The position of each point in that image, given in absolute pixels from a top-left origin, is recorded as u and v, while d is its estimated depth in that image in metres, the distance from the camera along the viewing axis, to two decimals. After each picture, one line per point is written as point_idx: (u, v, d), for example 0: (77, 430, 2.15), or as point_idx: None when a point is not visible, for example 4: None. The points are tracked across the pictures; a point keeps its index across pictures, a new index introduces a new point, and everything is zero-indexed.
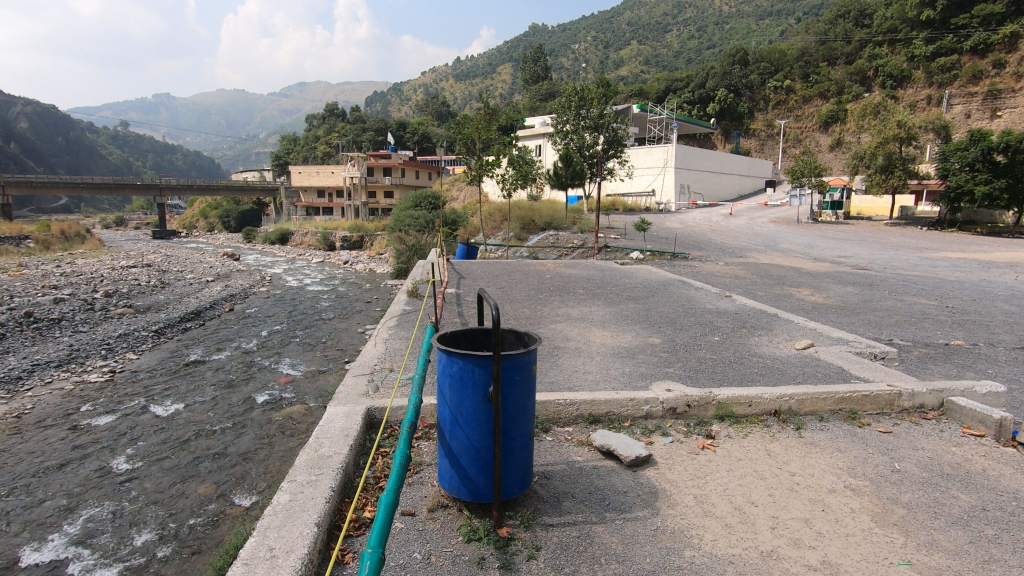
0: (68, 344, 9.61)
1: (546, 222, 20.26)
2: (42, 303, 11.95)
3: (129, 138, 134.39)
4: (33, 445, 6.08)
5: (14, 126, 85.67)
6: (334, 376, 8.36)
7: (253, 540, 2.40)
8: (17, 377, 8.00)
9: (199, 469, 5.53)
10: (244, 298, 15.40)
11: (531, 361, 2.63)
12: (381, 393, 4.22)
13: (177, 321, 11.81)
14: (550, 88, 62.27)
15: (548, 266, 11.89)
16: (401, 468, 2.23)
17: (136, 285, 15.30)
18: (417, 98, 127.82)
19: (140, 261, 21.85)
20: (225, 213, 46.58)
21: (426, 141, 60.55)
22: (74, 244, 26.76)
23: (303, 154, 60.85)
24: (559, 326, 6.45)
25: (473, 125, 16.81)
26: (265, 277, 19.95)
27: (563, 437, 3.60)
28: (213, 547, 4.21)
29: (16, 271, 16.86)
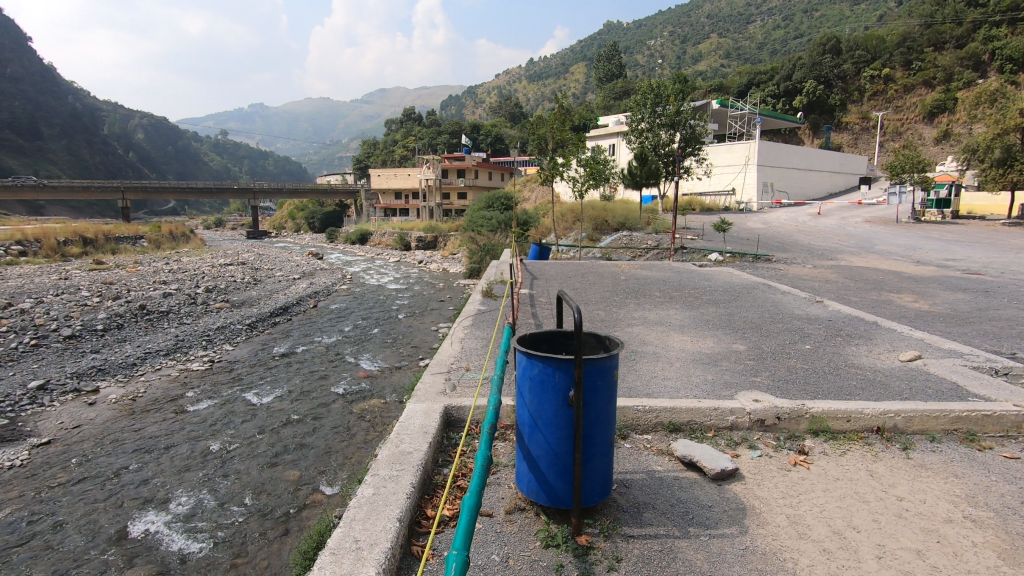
0: (174, 334, 10.51)
1: (619, 222, 19.87)
2: (154, 296, 13.17)
3: (229, 147, 146.70)
4: (145, 426, 6.69)
5: (134, 138, 96.04)
6: (410, 372, 8.60)
7: (340, 530, 2.49)
8: (133, 363, 8.84)
9: (285, 456, 5.85)
10: (327, 295, 16.24)
11: (613, 366, 2.54)
12: (459, 391, 4.29)
13: (267, 315, 12.62)
14: (624, 85, 61.25)
15: (623, 267, 11.65)
16: (482, 469, 2.22)
17: (233, 282, 16.51)
18: (491, 100, 130.15)
19: (236, 258, 23.69)
20: (310, 215, 49.48)
21: (499, 143, 61.28)
22: (181, 243, 29.49)
23: (381, 157, 63.57)
24: (635, 329, 6.28)
25: (548, 125, 16.83)
26: (346, 275, 20.91)
27: (642, 445, 3.49)
28: (298, 531, 4.44)
29: (133, 267, 18.74)
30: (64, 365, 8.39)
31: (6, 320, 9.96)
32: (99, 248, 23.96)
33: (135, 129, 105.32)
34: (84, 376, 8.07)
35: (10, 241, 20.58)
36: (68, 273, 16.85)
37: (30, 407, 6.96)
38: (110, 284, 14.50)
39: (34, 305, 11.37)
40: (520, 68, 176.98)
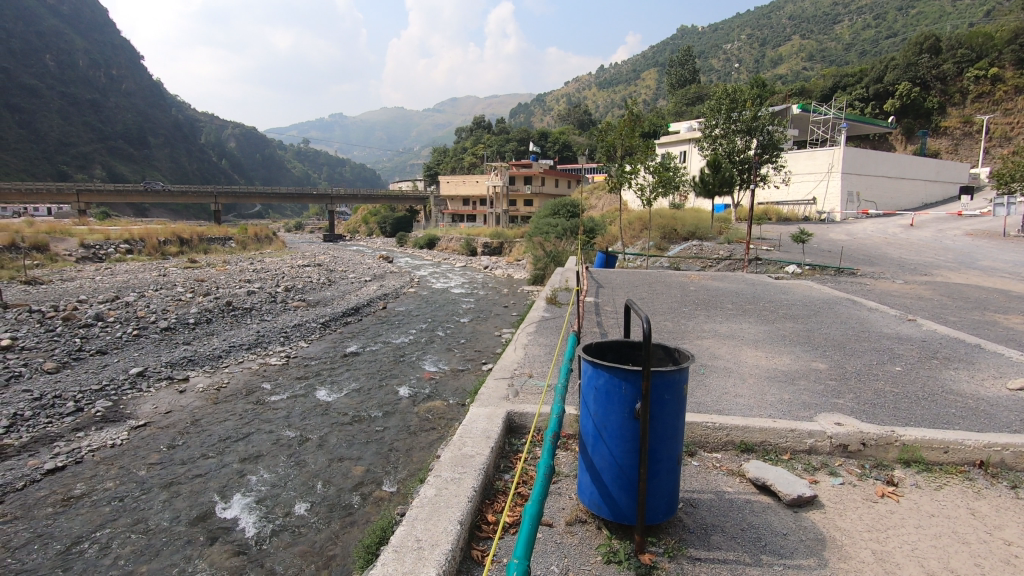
0: (256, 330, 11.20)
1: (689, 231, 19.24)
2: (239, 293, 14.09)
3: (310, 154, 155.40)
4: (227, 414, 7.15)
5: (226, 146, 103.90)
6: (472, 376, 8.70)
7: (403, 528, 2.54)
8: (219, 354, 9.50)
9: (352, 452, 6.06)
10: (395, 297, 16.76)
11: (683, 379, 2.45)
12: (521, 397, 4.30)
13: (339, 315, 13.19)
14: (698, 91, 59.48)
15: (693, 278, 11.25)
16: (544, 477, 2.19)
17: (309, 282, 17.40)
18: (560, 108, 130.30)
19: (313, 260, 25.01)
20: (382, 220, 51.33)
21: (567, 150, 61.11)
22: (264, 244, 31.48)
23: (451, 164, 65.14)
24: (705, 342, 6.05)
25: (617, 132, 16.53)
26: (414, 279, 21.48)
27: (710, 464, 3.35)
28: (362, 524, 4.59)
29: (222, 266, 20.17)
30: (160, 354, 9.13)
31: (113, 311, 10.96)
32: (193, 248, 25.96)
33: (228, 138, 113.91)
34: (176, 365, 8.74)
35: (120, 240, 22.71)
36: (167, 270, 18.38)
37: (130, 391, 7.62)
38: (202, 282, 15.65)
39: (137, 298, 12.46)
40: (589, 75, 176.42)
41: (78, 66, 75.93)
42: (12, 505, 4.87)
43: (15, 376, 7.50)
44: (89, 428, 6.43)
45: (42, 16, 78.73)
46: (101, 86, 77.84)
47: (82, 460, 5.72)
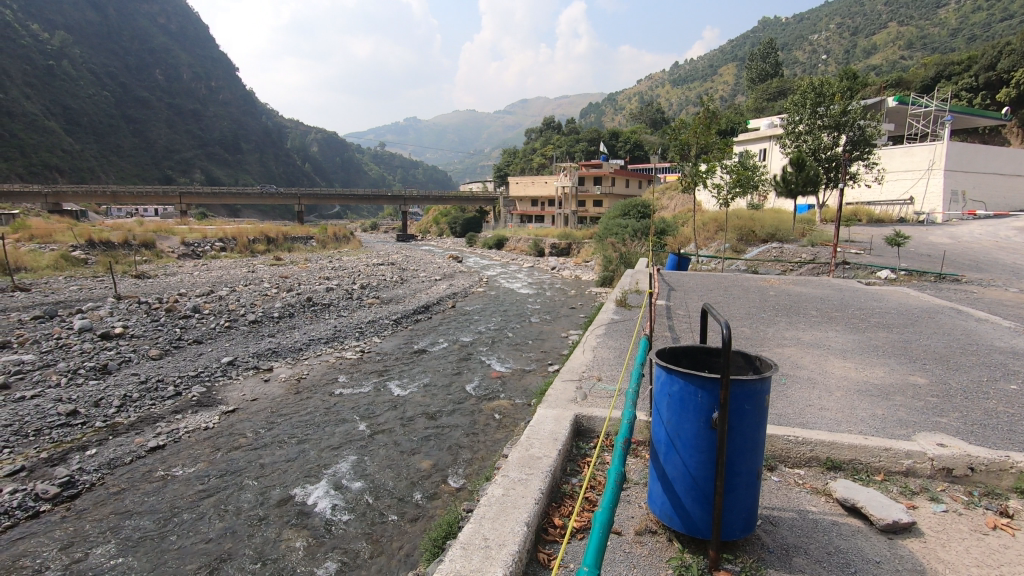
0: (333, 325, 11.76)
1: (768, 233, 18.25)
2: (319, 290, 14.83)
3: (386, 157, 161.44)
4: (307, 403, 7.56)
5: (309, 150, 110.07)
6: (538, 377, 8.68)
7: (471, 526, 2.57)
8: (300, 347, 10.06)
9: (421, 446, 6.21)
10: (464, 296, 17.05)
11: (765, 390, 2.31)
12: (590, 401, 4.25)
13: (410, 312, 13.60)
14: (781, 85, 56.36)
15: (773, 282, 10.66)
16: (614, 484, 2.13)
17: (383, 280, 18.06)
18: (632, 106, 127.99)
19: (387, 259, 25.99)
20: (453, 220, 52.48)
21: (639, 150, 59.83)
22: (342, 243, 32.97)
23: (520, 166, 65.53)
24: (786, 350, 5.72)
25: (691, 129, 15.82)
26: (483, 278, 21.78)
27: (792, 481, 3.15)
28: (430, 518, 4.69)
29: (303, 264, 21.32)
30: (248, 345, 9.79)
31: (208, 304, 11.86)
32: (279, 246, 27.63)
33: (311, 143, 120.57)
34: (262, 356, 9.32)
35: (215, 238, 24.56)
36: (256, 266, 19.69)
37: (221, 378, 8.21)
38: (286, 278, 16.62)
39: (229, 293, 13.40)
40: (663, 73, 172.10)
41: (183, 79, 83.13)
42: (121, 477, 5.37)
43: (125, 360, 8.28)
44: (186, 411, 7.00)
45: (154, 34, 86.84)
46: (202, 96, 84.79)
47: (179, 440, 6.22)
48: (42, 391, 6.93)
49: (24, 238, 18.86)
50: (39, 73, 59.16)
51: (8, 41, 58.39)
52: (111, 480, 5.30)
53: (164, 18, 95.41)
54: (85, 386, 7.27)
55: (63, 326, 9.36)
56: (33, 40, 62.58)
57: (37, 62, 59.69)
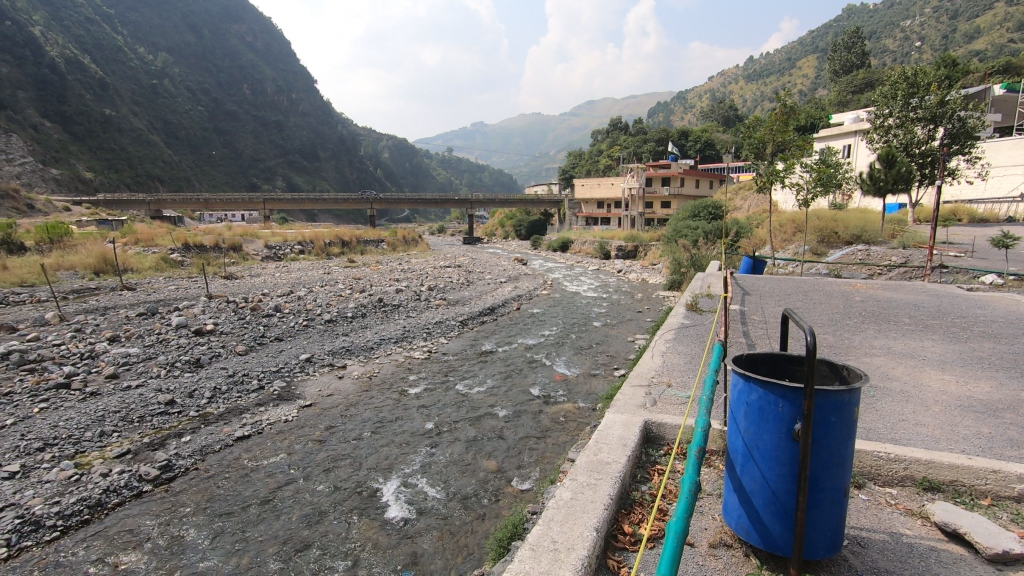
0: (403, 325, 12.14)
1: (853, 234, 17.14)
2: (390, 291, 15.39)
3: (453, 162, 164.94)
4: (378, 400, 7.84)
5: (381, 157, 114.45)
6: (604, 381, 8.58)
7: (540, 528, 2.58)
8: (372, 346, 10.47)
9: (487, 446, 6.30)
10: (529, 299, 17.12)
11: (853, 402, 2.17)
12: (660, 407, 4.18)
13: (476, 314, 13.81)
14: (868, 76, 52.56)
15: (859, 286, 9.96)
16: (689, 490, 2.06)
17: (450, 282, 18.48)
18: (703, 105, 123.86)
19: (454, 261, 26.54)
20: (518, 223, 52.86)
21: (710, 149, 57.75)
22: (411, 246, 33.96)
23: (586, 168, 65.01)
24: (876, 360, 5.34)
25: (767, 126, 15.04)
26: (547, 281, 21.78)
27: (883, 500, 2.94)
28: (495, 518, 4.76)
29: (375, 266, 22.17)
30: (324, 343, 10.29)
31: (288, 303, 12.57)
32: (352, 249, 28.89)
33: (383, 149, 125.32)
34: (336, 354, 9.77)
35: (295, 242, 26.06)
36: (331, 268, 20.69)
37: (300, 374, 8.68)
38: (359, 280, 17.35)
39: (307, 293, 14.19)
40: (737, 68, 165.36)
41: (267, 92, 88.79)
42: (212, 463, 5.80)
43: (215, 355, 8.92)
44: (269, 404, 7.46)
45: (242, 52, 93.37)
46: (284, 108, 90.22)
47: (262, 431, 6.64)
48: (146, 381, 7.62)
49: (132, 241, 20.82)
50: (144, 92, 65.24)
51: (119, 64, 64.82)
52: (203, 466, 5.74)
53: (251, 37, 102.57)
54: (181, 377, 7.92)
55: (163, 323, 10.22)
56: (140, 62, 69.07)
57: (142, 82, 65.81)
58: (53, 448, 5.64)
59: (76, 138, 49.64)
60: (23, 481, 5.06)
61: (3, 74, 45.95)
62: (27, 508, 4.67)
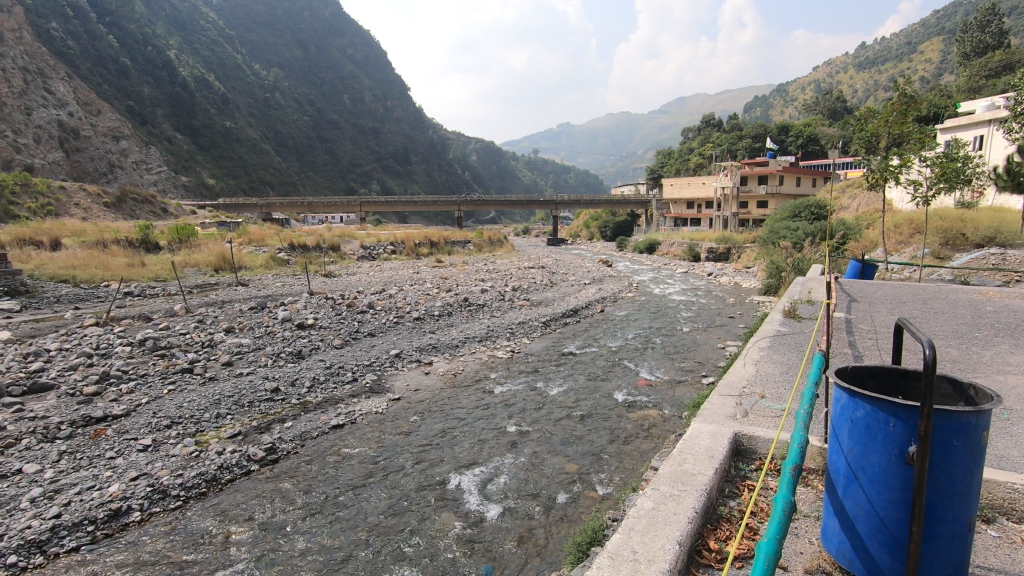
0: (487, 324, 12.38)
1: (985, 236, 15.24)
2: (475, 291, 15.72)
3: (539, 163, 165.86)
4: (462, 397, 8.04)
5: (469, 160, 117.53)
6: (691, 388, 8.25)
7: (620, 537, 2.53)
8: (457, 343, 10.76)
9: (566, 448, 6.27)
10: (614, 301, 16.84)
11: (982, 426, 1.93)
12: (752, 418, 3.95)
13: (559, 315, 13.79)
14: (1007, 57, 46.47)
15: (991, 294, 8.81)
16: (783, 509, 1.92)
17: (534, 283, 18.62)
18: (807, 97, 115.73)
19: (538, 262, 26.69)
20: (604, 225, 52.21)
21: (813, 144, 53.75)
22: (497, 247, 34.54)
23: (676, 167, 62.85)
24: (1012, 380, 4.71)
25: (881, 118, 13.66)
26: (633, 283, 21.32)
27: (1016, 539, 2.59)
28: (574, 522, 4.72)
29: (461, 266, 22.79)
30: (413, 339, 10.73)
31: (381, 301, 13.25)
32: (441, 249, 29.89)
33: (471, 152, 128.74)
34: (423, 350, 10.14)
35: (388, 242, 27.42)
36: (421, 268, 21.57)
37: (390, 368, 9.11)
38: (446, 279, 17.90)
39: (398, 291, 14.86)
40: (846, 57, 152.84)
41: (365, 101, 93.86)
42: (310, 449, 6.23)
43: (315, 348, 9.58)
44: (361, 396, 7.89)
45: (344, 64, 99.55)
46: (380, 116, 95.16)
47: (355, 421, 7.04)
48: (256, 369, 8.33)
49: (246, 242, 22.84)
50: (258, 105, 71.48)
51: (238, 81, 71.47)
52: (303, 451, 6.16)
53: (352, 50, 109.06)
54: (285, 367, 8.59)
55: (271, 316, 11.13)
56: (255, 78, 75.71)
57: (257, 96, 72.13)
58: (179, 426, 6.32)
59: (202, 149, 55.45)
60: (155, 453, 5.72)
61: (145, 94, 52.18)
62: (156, 478, 5.26)
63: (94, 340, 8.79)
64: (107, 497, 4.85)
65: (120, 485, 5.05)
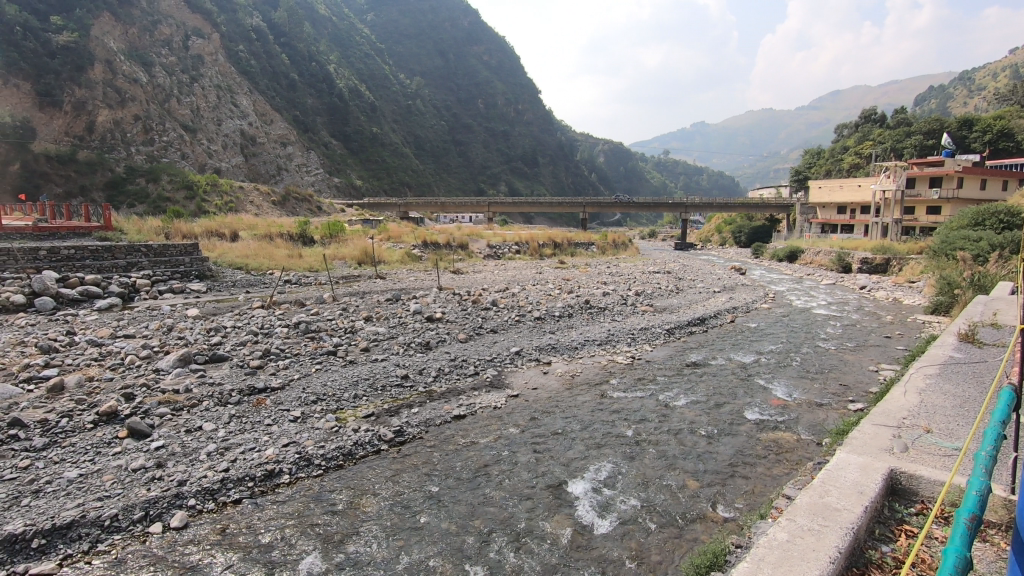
0: (608, 327, 12.19)
1: None
2: (597, 293, 15.56)
3: (670, 164, 160.14)
4: (579, 399, 8.01)
5: (596, 162, 116.95)
6: (834, 413, 7.43)
7: (749, 566, 2.35)
8: (576, 345, 10.72)
9: (686, 464, 5.94)
10: (745, 311, 15.71)
11: None
12: (912, 454, 3.47)
13: (685, 323, 13.19)
14: None
15: None
16: (958, 559, 1.64)
17: (659, 288, 17.96)
18: (1001, 86, 98.36)
19: (663, 267, 25.72)
20: (738, 229, 49.14)
21: (1005, 140, 45.59)
22: (621, 250, 33.88)
23: (826, 167, 57.01)
24: None
25: None
26: (769, 293, 19.75)
27: None
28: (691, 542, 4.47)
29: (584, 268, 22.69)
30: (533, 338, 10.91)
31: (504, 298, 13.66)
32: (564, 250, 29.99)
33: (598, 154, 128.02)
34: (543, 350, 10.26)
35: (513, 242, 28.14)
36: (543, 269, 21.83)
37: (510, 365, 9.34)
38: (569, 281, 17.97)
39: (521, 290, 15.19)
40: None
41: (498, 105, 97.10)
42: (433, 435, 6.58)
43: (442, 340, 10.15)
44: (482, 389, 8.19)
45: (479, 70, 103.58)
46: (511, 119, 97.94)
47: (475, 413, 7.32)
48: (389, 357, 9.00)
49: (386, 238, 24.77)
50: (401, 112, 77.07)
51: (384, 89, 77.66)
52: (427, 436, 6.54)
53: (488, 56, 113.19)
54: (415, 356, 9.20)
55: (404, 308, 11.97)
56: (400, 87, 81.71)
57: (400, 103, 77.79)
58: (323, 402, 7.02)
59: (352, 153, 61.25)
60: (304, 424, 6.43)
61: (308, 104, 58.71)
62: (303, 446, 5.89)
63: (259, 320, 10.10)
64: (264, 459, 5.54)
65: (274, 449, 5.73)
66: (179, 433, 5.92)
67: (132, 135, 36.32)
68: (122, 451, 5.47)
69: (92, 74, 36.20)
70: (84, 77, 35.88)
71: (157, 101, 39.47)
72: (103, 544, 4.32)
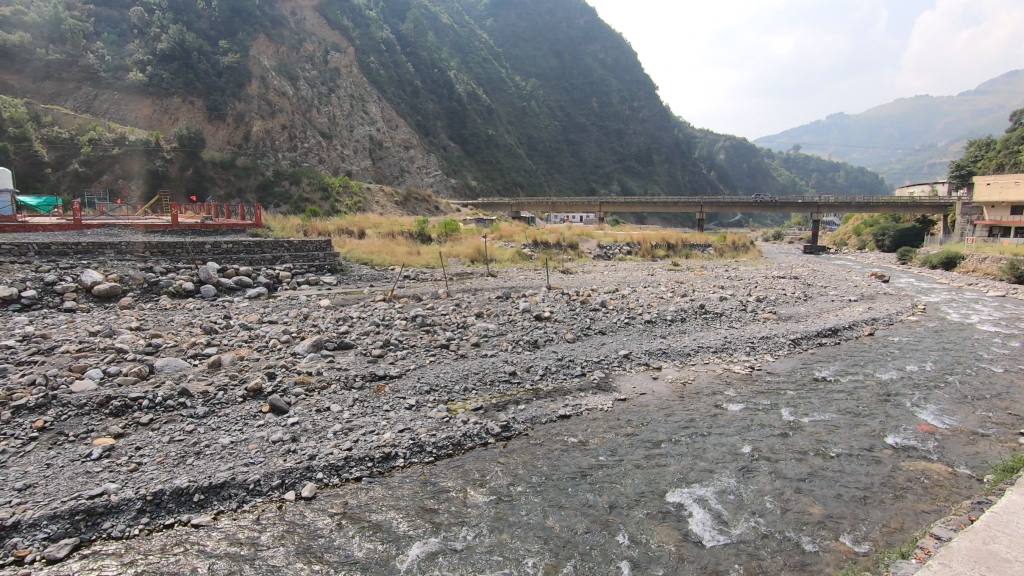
0: (724, 334, 11.50)
1: None
2: (712, 298, 14.71)
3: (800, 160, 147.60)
4: (691, 408, 7.64)
5: (716, 158, 111.09)
6: (1000, 447, 6.37)
7: None
8: (689, 351, 10.24)
9: (812, 487, 5.44)
10: (887, 324, 13.99)
11: None
12: None
13: (814, 333, 12.06)
14: None
15: None
16: None
17: (783, 295, 16.55)
18: None
19: (789, 272, 23.73)
20: (881, 231, 44.01)
21: None
22: (740, 252, 31.75)
23: (998, 161, 49.00)
24: None
25: None
26: (918, 304, 17.41)
27: None
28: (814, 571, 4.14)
29: (699, 271, 21.60)
30: (643, 342, 10.60)
31: (613, 300, 13.43)
32: (678, 252, 28.74)
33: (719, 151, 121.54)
34: (653, 354, 9.93)
35: (624, 243, 27.57)
36: (655, 270, 21.04)
37: (618, 368, 9.16)
38: (682, 283, 17.21)
39: (631, 292, 14.82)
40: None
41: (613, 103, 95.57)
42: (538, 433, 6.64)
43: (550, 338, 10.22)
44: (589, 390, 8.12)
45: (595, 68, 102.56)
46: (626, 117, 95.92)
47: (581, 414, 7.28)
48: (498, 353, 9.24)
49: (498, 237, 25.44)
50: (516, 113, 78.59)
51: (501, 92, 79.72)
52: (532, 433, 6.62)
53: (604, 54, 111.82)
54: (523, 353, 9.34)
55: (514, 306, 12.20)
56: (516, 89, 83.39)
57: (515, 105, 79.36)
58: (435, 392, 7.36)
59: (469, 155, 63.64)
60: (418, 412, 6.79)
61: (430, 109, 61.89)
62: (416, 433, 6.22)
63: (381, 312, 10.85)
64: (382, 442, 5.93)
65: (391, 433, 6.12)
66: (311, 412, 6.53)
67: (279, 142, 40.75)
68: (265, 423, 6.16)
69: (249, 90, 41.62)
70: (243, 93, 41.21)
71: (300, 111, 43.95)
72: (248, 504, 4.88)
